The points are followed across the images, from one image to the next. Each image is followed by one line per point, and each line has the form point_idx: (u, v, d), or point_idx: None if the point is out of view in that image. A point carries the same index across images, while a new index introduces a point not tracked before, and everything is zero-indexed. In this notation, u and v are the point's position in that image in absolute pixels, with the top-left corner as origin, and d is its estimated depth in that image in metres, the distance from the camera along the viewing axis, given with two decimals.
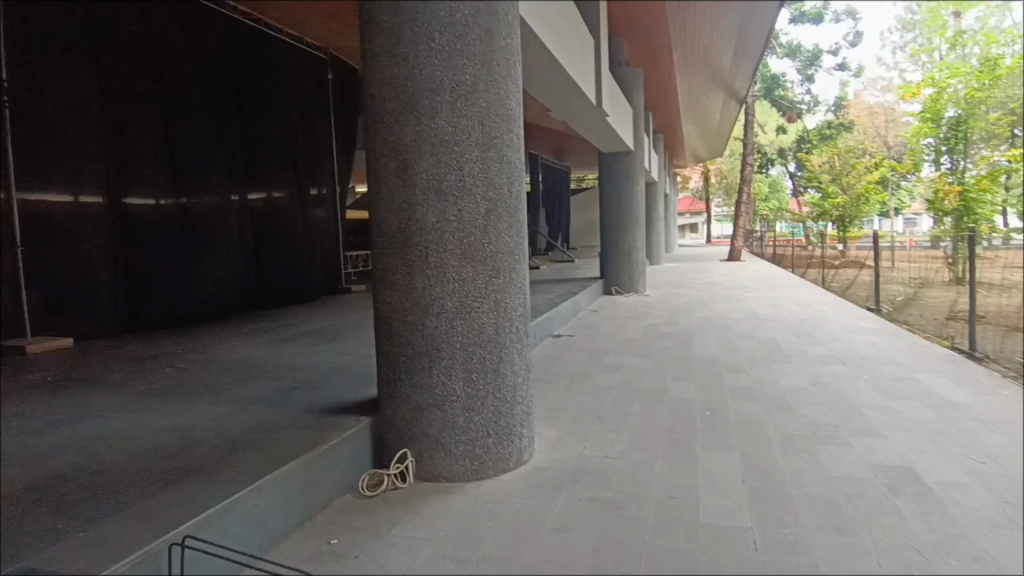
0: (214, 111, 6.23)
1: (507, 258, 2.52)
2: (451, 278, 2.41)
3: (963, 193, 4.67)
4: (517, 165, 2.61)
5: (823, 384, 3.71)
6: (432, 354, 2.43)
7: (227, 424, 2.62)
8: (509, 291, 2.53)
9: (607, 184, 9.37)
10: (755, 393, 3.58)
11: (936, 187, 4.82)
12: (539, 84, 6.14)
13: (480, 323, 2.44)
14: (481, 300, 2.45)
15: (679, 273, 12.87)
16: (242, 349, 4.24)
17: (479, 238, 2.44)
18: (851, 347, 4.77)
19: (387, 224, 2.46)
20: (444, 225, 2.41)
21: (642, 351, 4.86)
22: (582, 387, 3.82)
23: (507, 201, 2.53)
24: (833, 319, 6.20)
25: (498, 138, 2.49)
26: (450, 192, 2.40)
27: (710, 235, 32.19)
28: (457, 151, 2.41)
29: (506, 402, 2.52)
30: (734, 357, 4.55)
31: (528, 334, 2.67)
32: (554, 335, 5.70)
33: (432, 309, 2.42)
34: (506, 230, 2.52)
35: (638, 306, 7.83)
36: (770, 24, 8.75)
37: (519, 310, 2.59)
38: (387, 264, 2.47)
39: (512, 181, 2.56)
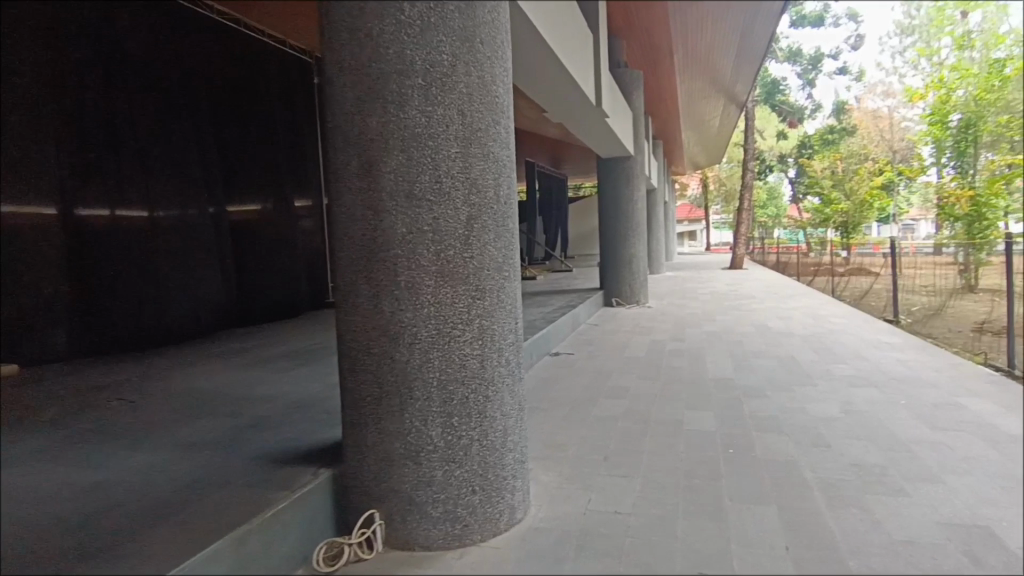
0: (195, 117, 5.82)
1: (496, 276, 2.09)
2: (426, 302, 1.98)
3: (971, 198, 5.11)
4: (508, 163, 2.19)
5: (857, 413, 3.29)
6: (405, 394, 1.98)
7: (161, 482, 2.18)
8: (497, 316, 2.10)
9: (606, 190, 8.96)
10: (782, 424, 3.15)
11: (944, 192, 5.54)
12: (535, 85, 5.77)
13: (462, 354, 2.01)
14: (464, 327, 2.01)
15: (681, 283, 12.44)
16: (202, 377, 3.79)
17: (461, 251, 2.01)
18: (878, 366, 4.33)
19: (349, 237, 2.03)
20: (416, 236, 1.97)
21: (648, 372, 4.42)
22: (584, 418, 3.40)
23: (495, 206, 2.10)
24: (852, 333, 5.77)
25: (483, 129, 2.06)
26: (423, 196, 1.97)
27: (709, 244, 31.77)
28: (432, 145, 1.97)
29: (494, 451, 2.09)
30: (752, 379, 4.13)
31: (520, 367, 2.24)
32: (551, 354, 5.26)
33: (404, 338, 1.98)
34: (494, 241, 2.09)
35: (640, 318, 7.41)
36: (772, 26, 8.33)
37: (510, 338, 2.16)
38: (350, 284, 2.04)
39: (500, 182, 2.14)
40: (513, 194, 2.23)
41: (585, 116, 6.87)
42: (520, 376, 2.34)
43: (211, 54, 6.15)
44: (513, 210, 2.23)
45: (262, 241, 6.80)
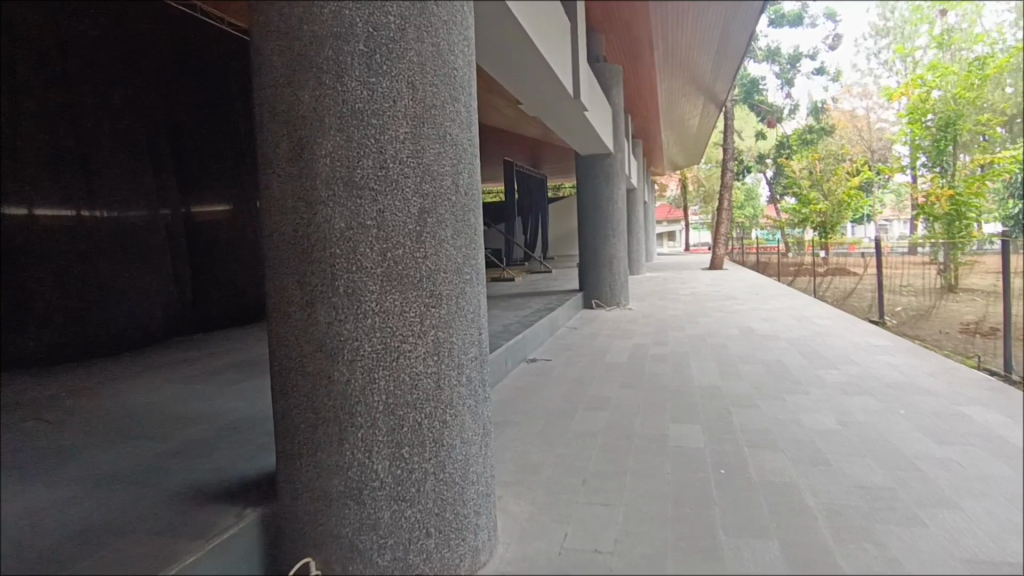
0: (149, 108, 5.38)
1: (454, 280, 1.78)
2: (369, 311, 1.65)
3: (953, 197, 4.59)
4: (468, 148, 1.88)
5: (855, 425, 3.04)
6: (344, 421, 1.66)
7: (53, 529, 1.82)
8: (456, 327, 1.78)
9: (586, 188, 8.69)
10: (775, 438, 2.90)
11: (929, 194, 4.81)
12: (512, 75, 5.46)
13: (412, 373, 1.69)
14: (417, 341, 1.70)
15: (661, 284, 12.24)
16: (140, 391, 3.41)
17: (412, 249, 1.69)
18: (871, 372, 4.10)
19: (280, 233, 1.70)
20: (358, 232, 1.65)
21: (630, 380, 4.13)
22: (561, 434, 3.10)
23: (453, 197, 1.79)
24: (840, 336, 5.56)
25: (437, 105, 1.74)
26: (366, 185, 1.65)
27: (688, 245, 31.81)
28: (376, 124, 1.65)
29: (453, 486, 1.78)
30: (740, 386, 3.87)
31: (486, 384, 1.93)
32: (528, 361, 4.96)
33: (343, 355, 1.65)
34: (451, 240, 1.78)
35: (622, 321, 7.15)
36: (753, 23, 8.12)
37: (472, 353, 1.85)
38: (281, 290, 1.71)
39: (460, 168, 1.82)
40: (476, 184, 1.92)
41: (564, 109, 6.58)
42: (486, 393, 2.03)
43: (170, 39, 5.67)
44: (476, 202, 1.92)
45: (223, 242, 6.38)
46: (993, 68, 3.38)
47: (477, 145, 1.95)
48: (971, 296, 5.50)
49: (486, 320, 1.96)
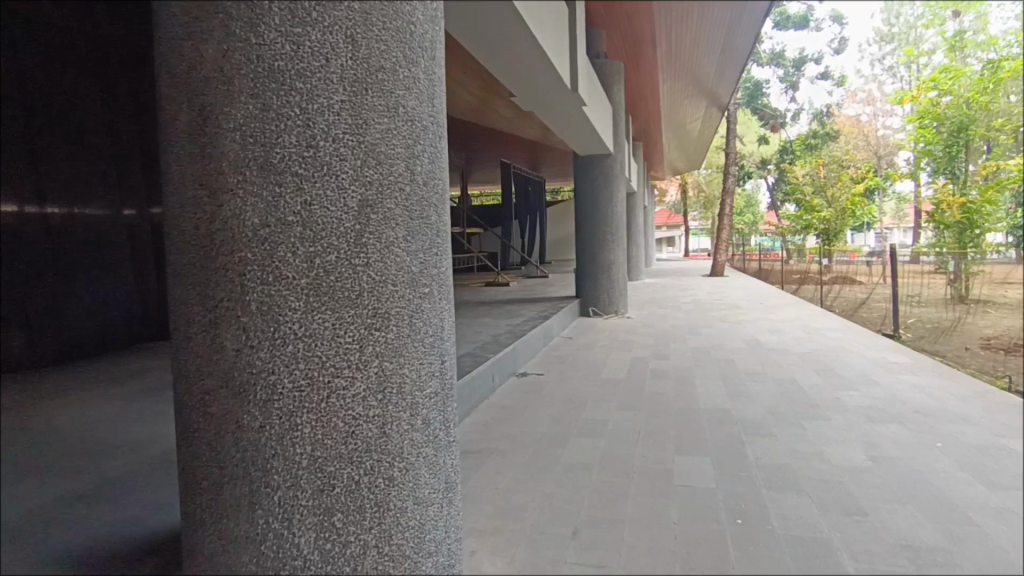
0: (138, 86, 4.99)
1: (406, 295, 1.39)
2: (289, 335, 1.24)
3: (965, 204, 4.63)
4: (428, 128, 1.49)
5: (886, 459, 2.68)
6: (256, 481, 1.25)
7: None
8: (409, 353, 1.39)
9: (583, 190, 8.30)
10: (796, 477, 2.51)
11: (940, 197, 4.83)
12: (508, 68, 5.07)
13: (344, 417, 1.28)
14: (354, 374, 1.30)
15: (661, 291, 11.88)
16: (77, 410, 3.01)
17: (349, 253, 1.29)
18: (896, 395, 3.70)
19: (181, 230, 1.30)
20: (277, 230, 1.24)
21: (629, 400, 3.74)
22: (548, 466, 2.70)
23: (407, 189, 1.41)
24: (854, 351, 5.20)
25: (386, 69, 1.35)
26: (288, 169, 1.25)
27: (687, 250, 31.47)
28: (302, 88, 1.25)
29: (401, 561, 1.38)
30: (751, 409, 3.49)
31: (448, 425, 1.53)
32: (517, 374, 4.55)
33: (255, 393, 1.25)
34: (403, 244, 1.39)
35: (619, 330, 6.76)
36: (758, 26, 7.83)
37: (429, 389, 1.45)
38: (183, 305, 1.31)
39: (416, 151, 1.43)
40: (438, 173, 1.54)
41: (562, 104, 6.17)
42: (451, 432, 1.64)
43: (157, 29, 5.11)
44: (438, 195, 1.53)
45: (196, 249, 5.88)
46: (1005, 74, 3.40)
47: (440, 126, 1.57)
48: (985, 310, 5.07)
49: (450, 343, 1.57)
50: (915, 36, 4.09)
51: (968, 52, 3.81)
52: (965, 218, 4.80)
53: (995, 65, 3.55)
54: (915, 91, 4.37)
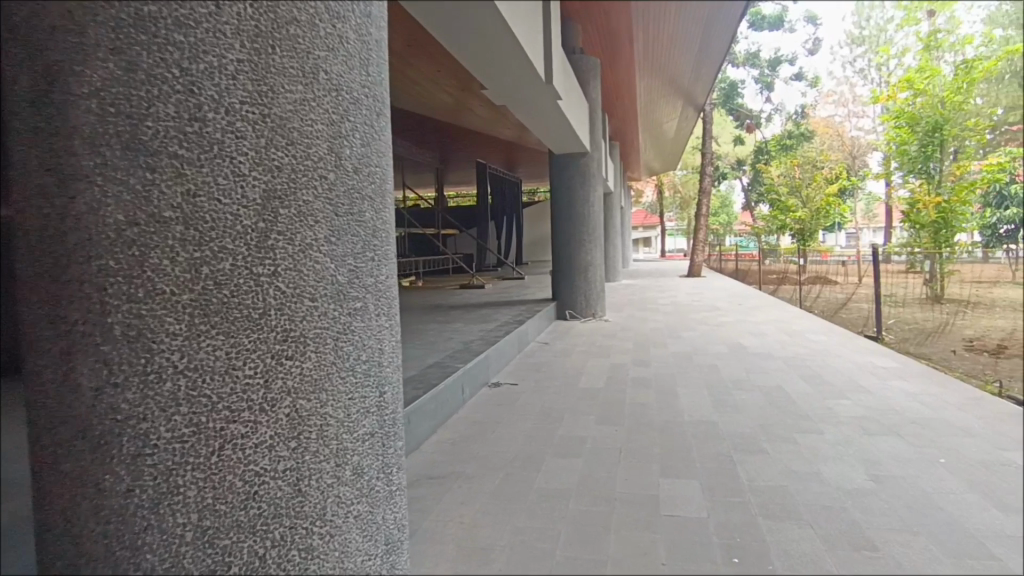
0: None
1: (328, 312, 1.14)
2: (166, 369, 0.94)
3: (942, 202, 5.54)
4: (358, 108, 1.25)
5: (888, 479, 2.46)
6: (123, 564, 0.93)
7: None
8: (331, 381, 1.14)
9: (559, 189, 8.04)
10: (793, 502, 2.27)
11: (920, 198, 5.74)
12: (481, 61, 4.79)
13: (243, 471, 1.00)
14: (260, 413, 1.03)
15: (638, 292, 11.70)
16: None
17: (250, 258, 1.02)
18: (888, 402, 3.51)
19: (25, 227, 0.97)
20: (151, 228, 0.94)
21: (608, 414, 3.47)
22: (522, 495, 2.41)
23: (329, 182, 1.16)
24: (840, 355, 5.04)
25: (300, 24, 1.09)
26: (166, 147, 0.94)
27: (664, 251, 31.50)
28: (184, 41, 0.95)
29: None
30: (739, 422, 3.25)
31: (384, 463, 1.30)
32: (490, 385, 4.26)
33: (120, 447, 0.93)
34: (324, 249, 1.14)
35: (598, 334, 6.53)
36: (734, 26, 7.69)
37: (361, 430, 1.23)
38: (30, 327, 0.98)
39: (340, 135, 1.18)
40: (372, 165, 1.30)
41: (535, 99, 5.89)
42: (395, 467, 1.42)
43: None
44: (372, 192, 1.29)
45: None
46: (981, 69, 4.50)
47: (376, 104, 1.32)
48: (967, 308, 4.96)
49: (391, 366, 1.33)
50: (884, 41, 5.56)
51: (942, 53, 5.14)
52: (942, 218, 5.61)
53: (969, 65, 4.75)
54: (892, 92, 5.66)
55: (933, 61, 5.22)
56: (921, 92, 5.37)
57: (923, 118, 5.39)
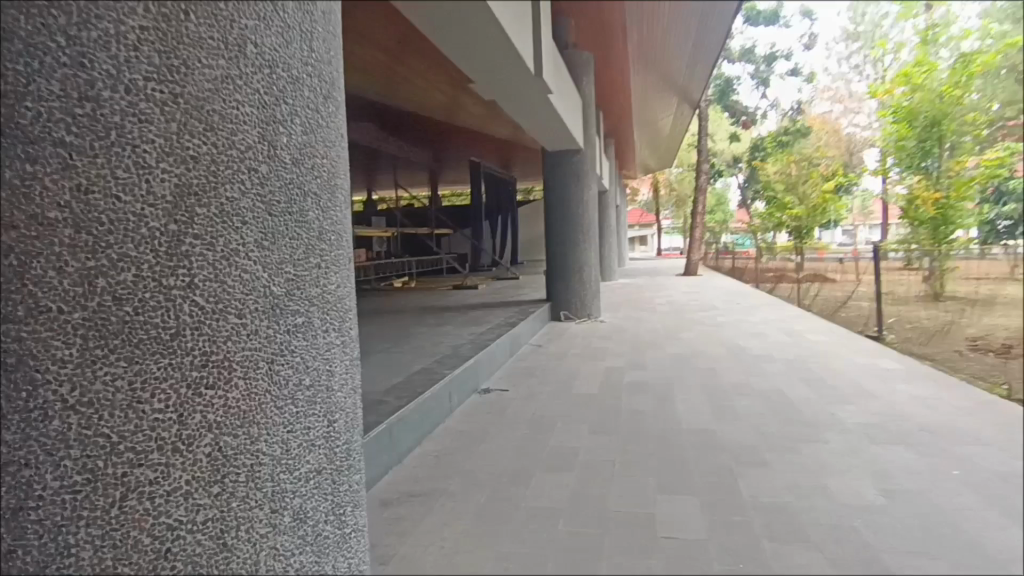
0: None
1: (259, 331, 1.20)
2: (53, 405, 0.97)
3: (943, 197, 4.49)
4: (290, 116, 1.29)
5: (901, 494, 2.30)
6: None
7: None
8: (262, 413, 1.20)
9: (552, 188, 7.87)
10: (802, 523, 2.10)
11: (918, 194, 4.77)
12: (469, 57, 4.61)
13: (157, 507, 1.05)
14: (174, 454, 1.07)
15: (635, 292, 11.52)
16: None
17: (162, 269, 1.06)
18: (895, 409, 3.34)
19: None
20: (47, 262, 0.97)
21: (602, 422, 3.30)
22: (510, 516, 2.25)
23: (257, 190, 1.20)
24: (844, 359, 4.82)
25: (222, 50, 1.13)
26: (71, 177, 0.98)
27: (660, 249, 31.29)
28: (92, 75, 0.98)
29: None
30: (740, 431, 3.08)
31: (322, 478, 1.37)
32: (480, 392, 4.08)
33: (17, 481, 0.96)
34: (250, 262, 1.19)
35: (593, 336, 6.35)
36: (729, 23, 7.56)
37: (304, 470, 1.32)
38: None
39: (270, 133, 1.23)
40: (307, 163, 1.34)
41: (526, 96, 5.71)
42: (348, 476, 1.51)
43: None
44: (307, 192, 1.34)
45: None
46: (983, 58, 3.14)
47: (316, 130, 1.38)
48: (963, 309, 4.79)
49: (340, 382, 1.45)
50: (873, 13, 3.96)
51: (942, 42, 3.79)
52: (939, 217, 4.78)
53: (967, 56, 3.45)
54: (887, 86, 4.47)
55: (933, 51, 3.87)
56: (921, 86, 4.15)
57: (924, 111, 4.15)
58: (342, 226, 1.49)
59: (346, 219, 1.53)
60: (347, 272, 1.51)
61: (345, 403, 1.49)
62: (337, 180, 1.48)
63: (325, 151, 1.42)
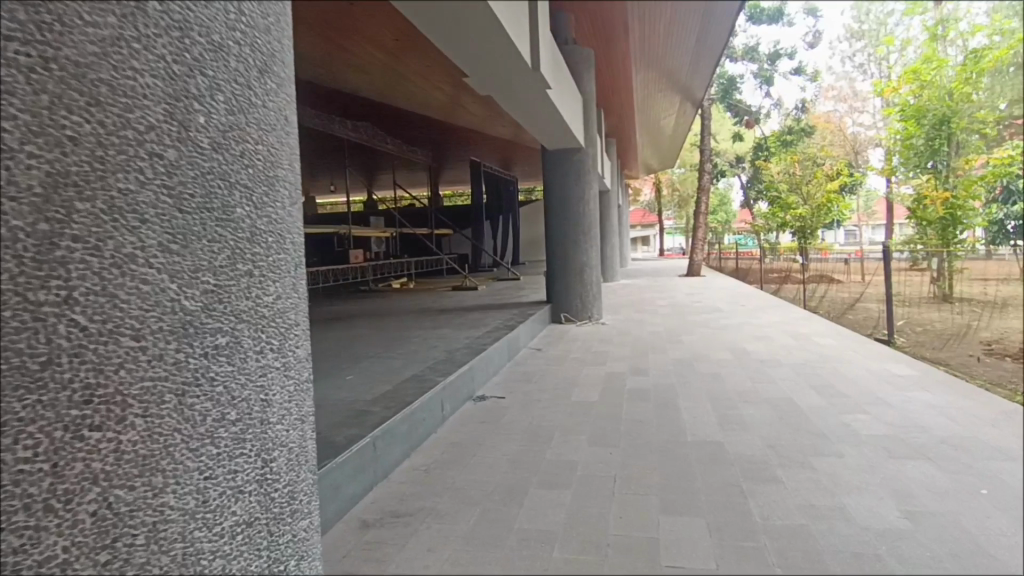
0: None
1: (164, 355, 1.06)
2: None
3: (949, 199, 4.98)
4: (208, 93, 1.17)
5: (925, 516, 2.12)
6: None
7: None
8: (167, 458, 1.06)
9: (552, 187, 7.67)
10: (821, 550, 1.92)
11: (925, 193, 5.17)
12: (465, 55, 4.45)
13: None
14: (45, 518, 0.89)
15: (637, 293, 11.34)
16: None
17: (25, 279, 0.88)
18: (912, 419, 3.17)
19: None
20: None
21: (601, 433, 3.12)
22: (501, 540, 2.07)
23: (161, 184, 1.07)
24: (854, 362, 4.68)
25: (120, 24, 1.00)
26: None
27: (662, 249, 31.13)
28: None
29: None
30: (746, 442, 2.91)
31: (247, 529, 1.25)
32: (474, 399, 3.91)
33: None
34: (152, 273, 1.05)
35: (594, 339, 6.18)
36: (731, 22, 7.41)
37: (226, 525, 1.19)
38: None
39: (179, 112, 1.11)
40: (232, 146, 1.24)
41: (524, 93, 5.53)
42: (286, 529, 1.39)
43: None
44: (227, 183, 1.22)
45: None
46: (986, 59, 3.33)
47: (239, 132, 1.26)
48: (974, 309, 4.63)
49: (275, 414, 1.34)
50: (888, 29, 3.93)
51: (950, 41, 3.74)
52: (949, 215, 5.13)
53: (979, 54, 3.50)
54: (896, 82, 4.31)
55: (941, 49, 3.90)
56: (930, 84, 4.21)
57: (930, 110, 4.33)
58: (277, 234, 1.37)
59: (287, 218, 1.43)
60: (282, 284, 1.39)
61: (282, 443, 1.37)
62: (269, 177, 1.37)
63: (258, 135, 1.33)
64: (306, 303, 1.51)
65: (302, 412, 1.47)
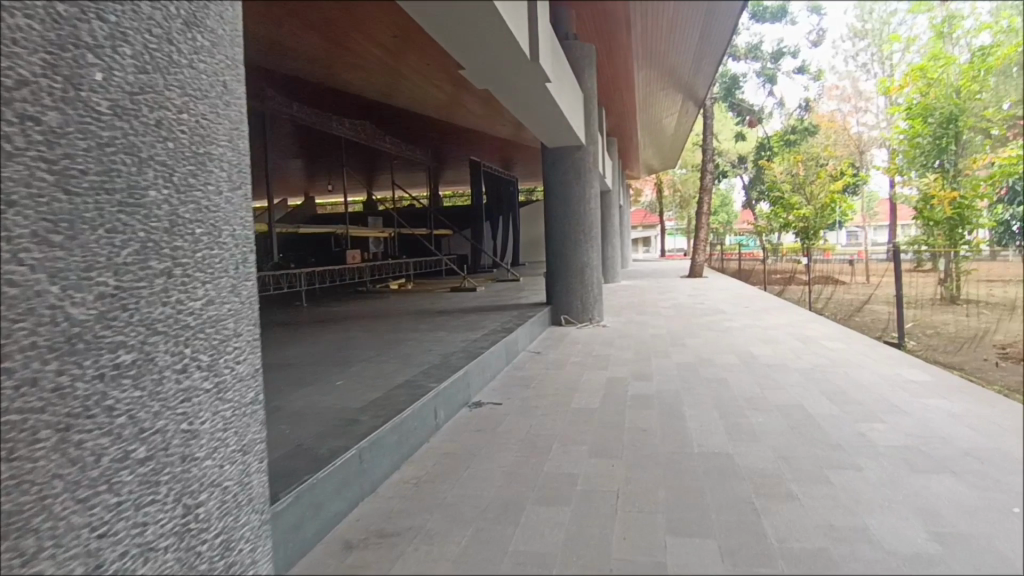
0: None
1: (44, 381, 1.04)
2: None
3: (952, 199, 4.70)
4: (107, 43, 1.15)
5: (959, 540, 1.95)
6: None
7: None
8: (43, 514, 1.03)
9: (553, 185, 7.50)
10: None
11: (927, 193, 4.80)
12: (461, 49, 4.29)
13: None
14: None
15: (639, 294, 11.15)
16: None
17: None
18: (931, 428, 3.01)
19: None
20: None
21: (603, 444, 2.95)
22: (495, 563, 1.91)
23: (37, 154, 1.04)
24: (865, 367, 4.50)
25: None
26: None
27: (664, 250, 30.92)
28: None
29: None
30: (757, 455, 2.73)
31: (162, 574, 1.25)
32: (470, 405, 3.74)
33: None
34: (22, 271, 1.01)
35: (594, 342, 6.02)
36: (735, 19, 7.26)
37: None
38: None
39: (67, 66, 1.08)
40: (144, 112, 1.23)
41: (524, 88, 5.36)
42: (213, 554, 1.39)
43: None
44: (137, 159, 1.21)
45: None
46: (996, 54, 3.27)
47: (149, 137, 1.24)
48: (985, 310, 4.47)
49: (199, 443, 1.34)
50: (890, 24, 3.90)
51: (956, 40, 3.72)
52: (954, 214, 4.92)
53: (986, 52, 3.39)
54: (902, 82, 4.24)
55: (947, 47, 3.84)
56: (939, 77, 4.03)
57: (936, 107, 4.06)
58: (199, 218, 1.36)
59: (219, 208, 1.43)
60: (209, 288, 1.38)
61: (210, 484, 1.37)
62: (192, 154, 1.35)
63: (178, 99, 1.31)
64: (242, 316, 1.51)
65: (239, 441, 1.48)
